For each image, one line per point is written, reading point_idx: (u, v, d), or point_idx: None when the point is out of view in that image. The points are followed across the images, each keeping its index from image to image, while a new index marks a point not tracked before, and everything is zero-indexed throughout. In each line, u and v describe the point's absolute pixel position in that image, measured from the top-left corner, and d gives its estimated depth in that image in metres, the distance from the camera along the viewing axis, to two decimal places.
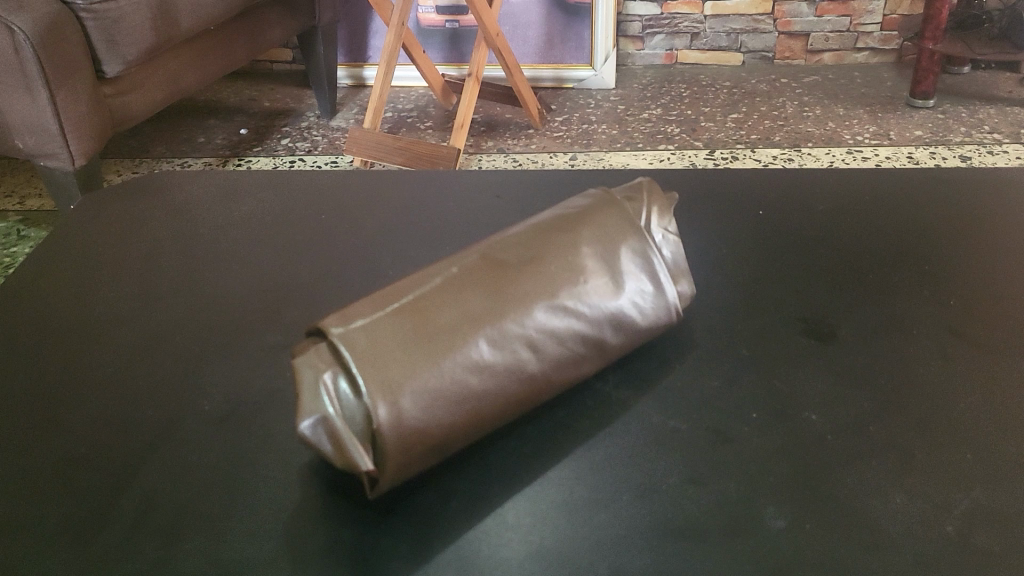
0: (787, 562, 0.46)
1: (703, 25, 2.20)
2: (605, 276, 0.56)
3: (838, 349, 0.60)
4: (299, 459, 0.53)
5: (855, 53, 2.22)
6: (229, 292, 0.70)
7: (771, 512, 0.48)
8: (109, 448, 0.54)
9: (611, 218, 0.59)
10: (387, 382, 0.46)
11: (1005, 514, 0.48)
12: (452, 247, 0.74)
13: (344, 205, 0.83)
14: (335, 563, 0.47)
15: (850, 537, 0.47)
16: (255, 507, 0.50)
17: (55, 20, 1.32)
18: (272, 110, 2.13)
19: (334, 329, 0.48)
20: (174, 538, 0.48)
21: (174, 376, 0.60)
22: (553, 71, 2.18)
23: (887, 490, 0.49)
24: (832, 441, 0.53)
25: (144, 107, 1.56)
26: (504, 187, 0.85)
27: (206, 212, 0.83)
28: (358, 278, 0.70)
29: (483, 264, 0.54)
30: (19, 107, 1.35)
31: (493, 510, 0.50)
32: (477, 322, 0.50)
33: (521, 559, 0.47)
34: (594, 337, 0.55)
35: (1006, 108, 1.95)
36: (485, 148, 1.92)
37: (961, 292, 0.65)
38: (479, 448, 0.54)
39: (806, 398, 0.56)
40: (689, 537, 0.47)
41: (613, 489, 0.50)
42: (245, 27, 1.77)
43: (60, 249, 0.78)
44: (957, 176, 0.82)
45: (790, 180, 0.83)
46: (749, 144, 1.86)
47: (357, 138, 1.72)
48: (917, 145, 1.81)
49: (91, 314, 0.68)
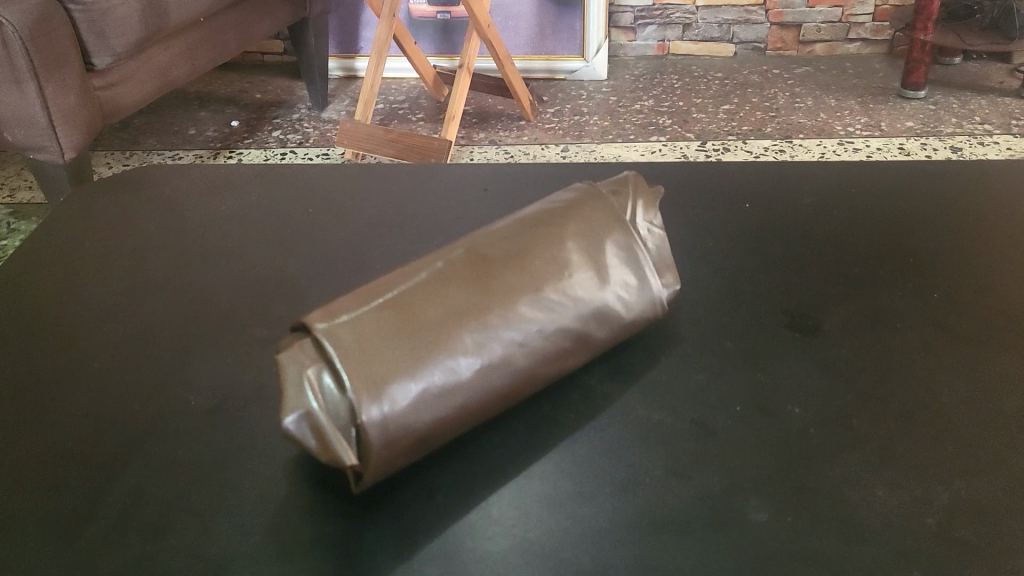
0: (768, 555, 0.46)
1: (695, 17, 2.19)
2: (590, 270, 0.56)
3: (820, 341, 0.61)
4: (284, 452, 0.53)
5: (847, 44, 2.22)
6: (216, 287, 0.69)
7: (754, 506, 0.49)
8: (96, 442, 0.54)
9: (596, 211, 0.59)
10: (371, 378, 0.47)
11: (984, 507, 0.48)
12: (439, 241, 0.74)
13: (333, 200, 0.83)
14: (320, 557, 0.47)
15: (833, 530, 0.47)
16: (243, 501, 0.50)
17: (43, 12, 1.31)
18: (263, 102, 2.12)
19: (318, 325, 0.48)
20: (162, 533, 0.48)
21: (161, 370, 0.60)
22: (545, 62, 2.19)
23: (869, 482, 0.50)
24: (814, 434, 0.53)
25: (134, 99, 1.56)
26: (491, 179, 0.85)
27: (195, 206, 0.83)
28: (346, 271, 0.71)
29: (467, 258, 0.54)
30: (7, 99, 1.34)
31: (477, 504, 0.50)
32: (461, 317, 0.51)
33: (505, 553, 0.47)
34: (580, 331, 0.55)
35: (997, 99, 1.96)
36: (477, 139, 1.92)
37: (945, 285, 0.66)
38: (464, 441, 0.54)
39: (789, 391, 0.57)
40: (672, 529, 0.48)
41: (598, 483, 0.51)
42: (235, 17, 1.76)
43: (48, 243, 0.77)
44: (941, 168, 0.82)
45: (778, 173, 0.83)
46: (741, 135, 1.86)
47: (348, 130, 1.71)
48: (908, 136, 1.81)
49: (78, 307, 0.68)
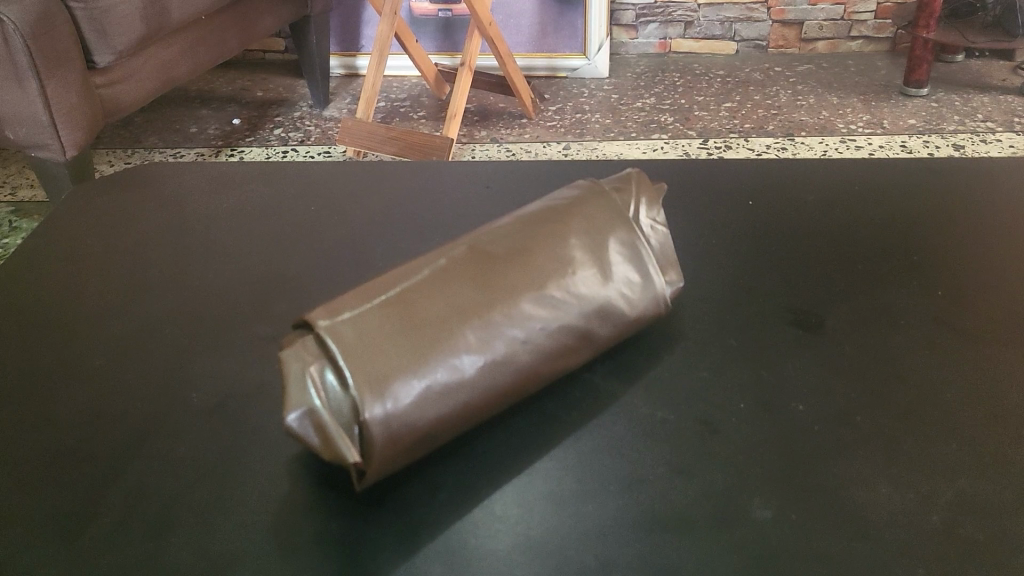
0: (773, 554, 0.46)
1: (697, 14, 2.19)
2: (593, 267, 0.56)
3: (824, 339, 0.60)
4: (285, 452, 0.53)
5: (849, 41, 2.21)
6: (218, 285, 0.69)
7: (758, 504, 0.49)
8: (97, 441, 0.54)
9: (600, 209, 0.59)
10: (374, 375, 0.46)
11: (990, 506, 0.48)
12: (441, 238, 0.74)
13: (335, 197, 0.83)
14: (322, 557, 0.47)
15: (837, 529, 0.47)
16: (246, 500, 0.50)
17: (44, 10, 1.30)
18: (265, 100, 2.12)
19: (321, 322, 0.48)
20: (164, 531, 0.48)
21: (163, 369, 0.60)
22: (547, 61, 2.19)
23: (875, 481, 0.50)
24: (819, 432, 0.53)
25: (135, 97, 1.55)
26: (493, 177, 0.85)
27: (196, 204, 0.82)
28: (347, 269, 0.70)
29: (470, 256, 0.54)
30: (8, 98, 1.34)
31: (480, 502, 0.50)
32: (465, 315, 0.50)
33: (508, 551, 0.47)
34: (583, 329, 0.55)
35: (1000, 96, 1.95)
36: (479, 137, 1.91)
37: (950, 283, 0.65)
38: (466, 440, 0.54)
39: (793, 389, 0.56)
40: (675, 528, 0.47)
41: (601, 481, 0.51)
42: (236, 16, 1.76)
43: (49, 242, 0.77)
44: (944, 165, 0.82)
45: (781, 170, 0.83)
46: (743, 133, 1.86)
47: (349, 129, 1.71)
48: (911, 134, 1.81)
49: (79, 305, 0.68)
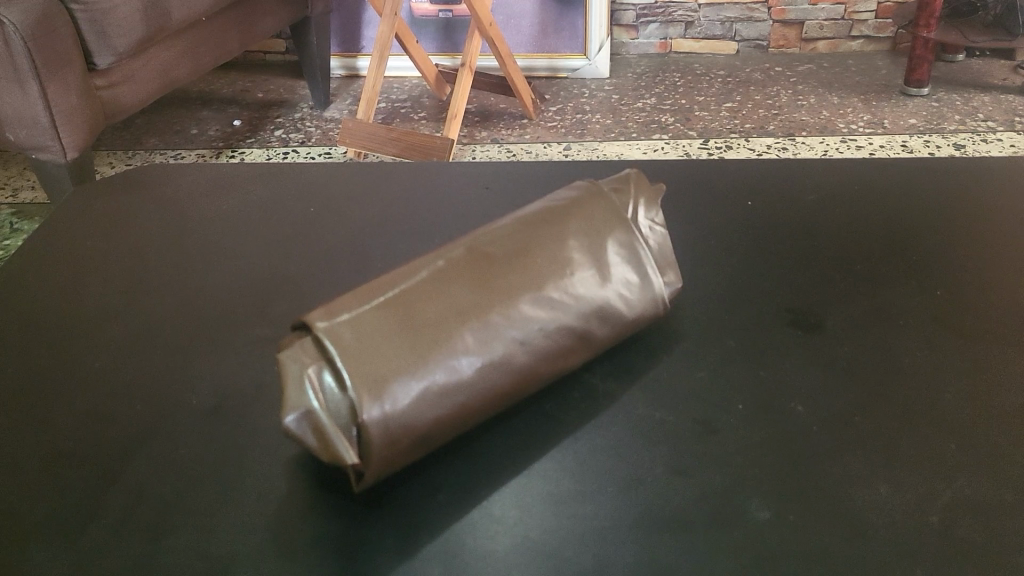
0: (772, 555, 0.46)
1: (697, 14, 2.19)
2: (592, 268, 0.56)
3: (822, 339, 0.61)
4: (285, 453, 0.53)
5: (850, 40, 2.21)
6: (217, 286, 0.69)
7: (757, 504, 0.49)
8: (96, 442, 0.54)
9: (598, 210, 0.59)
10: (373, 377, 0.46)
11: (989, 505, 0.48)
12: (440, 239, 0.74)
13: (334, 199, 0.83)
14: (322, 559, 0.47)
15: (836, 528, 0.47)
16: (246, 502, 0.50)
17: (45, 12, 1.31)
18: (265, 101, 2.12)
19: (319, 324, 0.48)
20: (164, 532, 0.48)
21: (162, 370, 0.60)
22: (547, 61, 2.19)
23: (872, 480, 0.50)
24: (818, 433, 0.53)
25: (135, 98, 1.56)
26: (492, 178, 0.85)
27: (196, 206, 0.83)
28: (346, 270, 0.70)
29: (468, 257, 0.54)
30: (9, 99, 1.34)
31: (479, 502, 0.50)
32: (463, 316, 0.50)
33: (507, 552, 0.47)
34: (581, 329, 0.55)
35: (1001, 96, 1.95)
36: (479, 138, 1.91)
37: (949, 282, 0.65)
38: (466, 440, 0.54)
39: (793, 390, 0.56)
40: (675, 528, 0.47)
41: (600, 481, 0.51)
42: (237, 17, 1.76)
43: (48, 244, 0.77)
44: (943, 165, 0.82)
45: (781, 170, 0.83)
46: (744, 133, 1.86)
47: (350, 129, 1.71)
48: (911, 133, 1.81)
49: (78, 307, 0.68)
